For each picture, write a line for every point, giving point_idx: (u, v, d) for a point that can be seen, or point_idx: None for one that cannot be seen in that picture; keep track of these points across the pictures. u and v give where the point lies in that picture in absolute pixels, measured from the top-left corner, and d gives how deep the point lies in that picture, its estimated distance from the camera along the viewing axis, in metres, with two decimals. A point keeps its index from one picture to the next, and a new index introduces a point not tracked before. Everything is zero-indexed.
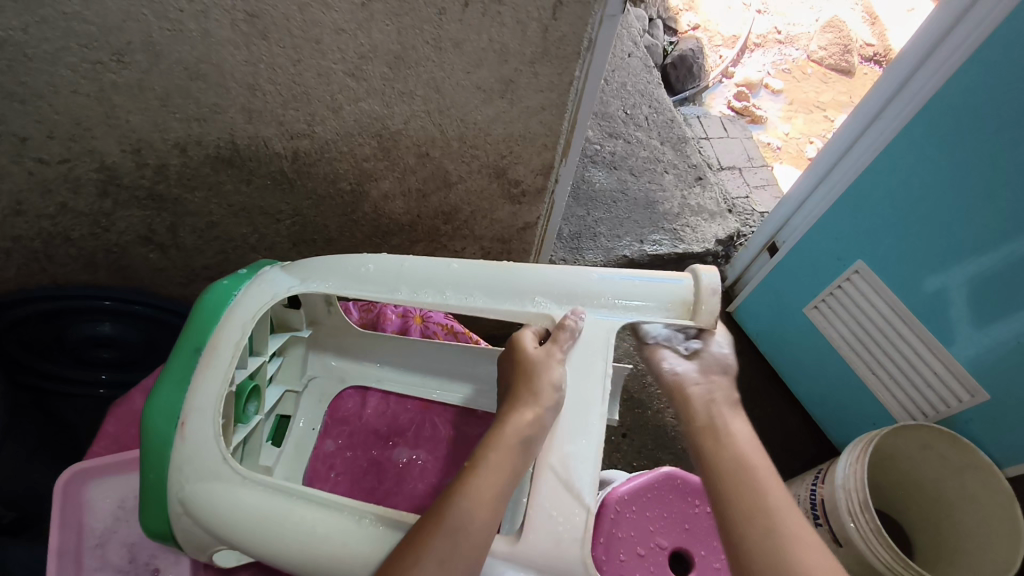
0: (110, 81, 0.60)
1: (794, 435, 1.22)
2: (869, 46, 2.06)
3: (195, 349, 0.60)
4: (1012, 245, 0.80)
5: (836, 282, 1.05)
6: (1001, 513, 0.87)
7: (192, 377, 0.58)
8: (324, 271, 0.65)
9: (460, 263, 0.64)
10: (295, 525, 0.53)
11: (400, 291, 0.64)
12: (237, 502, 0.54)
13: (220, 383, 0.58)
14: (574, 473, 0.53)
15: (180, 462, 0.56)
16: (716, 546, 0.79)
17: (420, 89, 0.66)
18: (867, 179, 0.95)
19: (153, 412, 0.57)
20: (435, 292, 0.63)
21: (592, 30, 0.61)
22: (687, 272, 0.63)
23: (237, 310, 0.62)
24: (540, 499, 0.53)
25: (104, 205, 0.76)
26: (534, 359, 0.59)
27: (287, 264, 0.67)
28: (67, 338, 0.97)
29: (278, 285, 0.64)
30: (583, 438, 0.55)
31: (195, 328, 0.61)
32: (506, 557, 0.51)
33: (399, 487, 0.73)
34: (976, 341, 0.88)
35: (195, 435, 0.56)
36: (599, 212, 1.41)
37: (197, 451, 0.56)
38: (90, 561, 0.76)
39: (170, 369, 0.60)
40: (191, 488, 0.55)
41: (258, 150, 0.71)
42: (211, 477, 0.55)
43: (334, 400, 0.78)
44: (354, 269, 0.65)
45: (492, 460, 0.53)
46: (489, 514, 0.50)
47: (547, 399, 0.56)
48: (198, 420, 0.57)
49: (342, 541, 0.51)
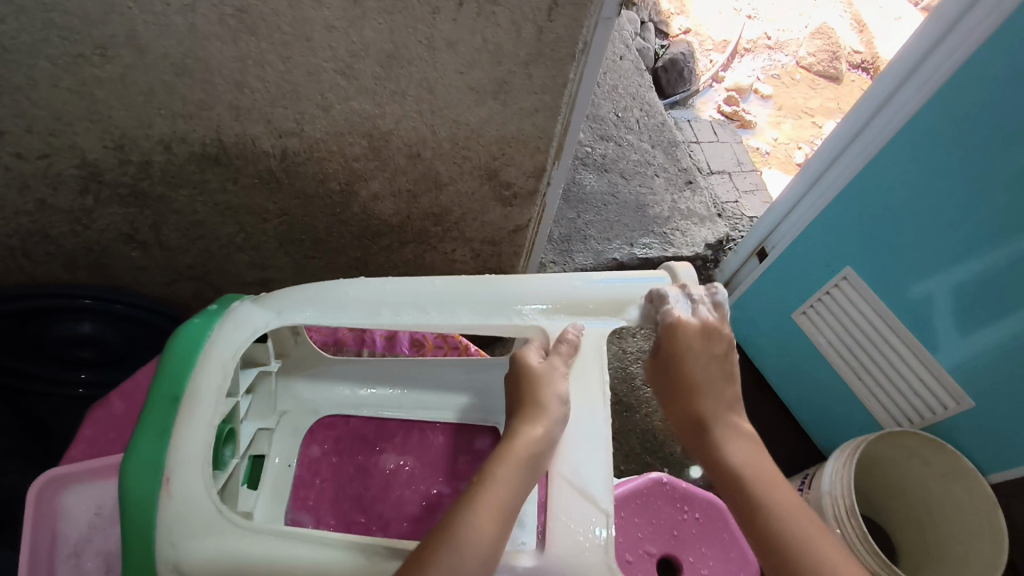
0: (92, 75, 0.58)
1: (779, 438, 1.23)
2: (857, 53, 2.07)
3: (172, 398, 0.56)
4: (996, 255, 0.81)
5: (825, 288, 1.06)
6: (983, 521, 0.88)
7: (173, 428, 0.54)
8: (301, 300, 0.62)
9: (443, 280, 0.63)
10: (297, 562, 0.51)
11: (383, 315, 0.62)
12: (240, 555, 0.51)
13: (206, 429, 0.55)
14: (583, 476, 0.58)
15: (169, 523, 0.51)
16: (705, 552, 0.79)
17: (412, 88, 0.65)
18: (855, 188, 0.96)
19: (133, 469, 0.52)
20: (418, 312, 0.62)
21: (588, 33, 0.61)
22: (664, 268, 0.67)
23: (215, 349, 0.59)
24: (556, 508, 0.56)
25: (85, 202, 0.73)
26: (539, 374, 0.58)
27: (257, 297, 0.63)
28: (46, 337, 0.94)
29: (251, 321, 0.61)
30: (588, 442, 0.59)
31: (169, 376, 0.57)
32: (528, 575, 0.53)
33: (386, 495, 0.71)
34: (961, 349, 0.89)
35: (183, 491, 0.52)
36: (589, 215, 1.41)
37: (188, 508, 0.52)
38: (64, 572, 0.74)
39: (144, 422, 0.55)
40: (186, 550, 0.51)
41: (245, 148, 0.70)
42: (206, 532, 0.52)
43: (306, 438, 0.74)
44: (332, 296, 0.63)
45: (500, 474, 0.51)
46: (497, 530, 0.48)
47: (555, 412, 0.57)
48: (187, 474, 0.53)
49: (353, 558, 0.52)
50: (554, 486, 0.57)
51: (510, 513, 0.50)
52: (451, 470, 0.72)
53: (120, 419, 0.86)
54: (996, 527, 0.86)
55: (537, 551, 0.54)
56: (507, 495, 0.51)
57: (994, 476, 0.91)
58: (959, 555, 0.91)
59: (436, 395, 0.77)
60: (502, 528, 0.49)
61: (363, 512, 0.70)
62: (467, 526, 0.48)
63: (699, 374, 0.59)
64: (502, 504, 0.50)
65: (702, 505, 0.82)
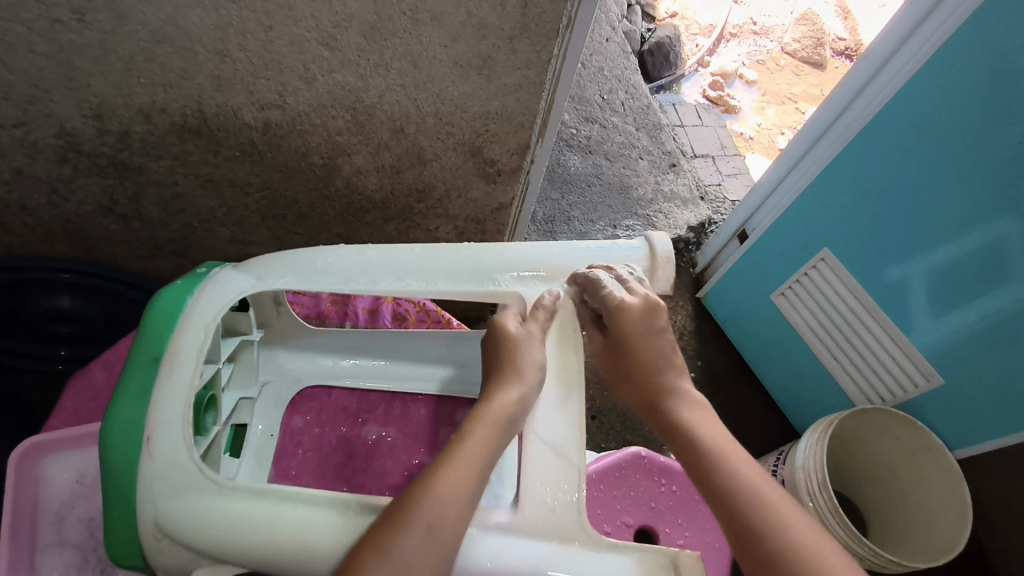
0: (69, 41, 0.57)
1: (755, 415, 1.26)
2: (841, 40, 2.09)
3: (152, 358, 0.56)
4: (968, 237, 0.83)
5: (803, 269, 1.08)
6: (950, 493, 0.92)
7: (154, 388, 0.55)
8: (281, 266, 0.63)
9: (423, 248, 0.64)
10: (271, 522, 0.51)
11: (360, 279, 0.63)
12: (220, 511, 0.52)
13: (185, 392, 0.55)
14: (557, 438, 0.59)
15: (152, 480, 0.52)
16: (680, 523, 0.82)
17: (395, 61, 0.65)
18: (835, 172, 0.97)
19: (114, 425, 0.53)
20: (396, 279, 0.63)
21: (572, 8, 0.61)
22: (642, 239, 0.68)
23: (195, 312, 0.59)
24: (532, 470, 0.57)
25: (63, 172, 0.72)
26: (517, 338, 0.61)
27: (239, 263, 0.64)
28: (24, 311, 0.94)
29: (232, 286, 0.61)
30: (563, 405, 0.61)
31: (150, 337, 0.57)
32: (501, 530, 0.54)
33: (368, 464, 0.73)
34: (934, 329, 0.91)
35: (164, 450, 0.53)
36: (574, 196, 1.42)
37: (169, 466, 0.53)
38: (46, 537, 0.75)
39: (127, 381, 0.55)
40: (166, 507, 0.52)
41: (226, 120, 0.69)
42: (189, 491, 0.52)
43: (290, 407, 0.76)
44: (312, 262, 0.63)
45: (478, 432, 0.54)
46: (467, 483, 0.50)
47: (531, 377, 0.59)
48: (168, 433, 0.54)
49: (322, 515, 0.52)
50: (530, 446, 0.58)
51: (485, 470, 0.52)
52: (433, 440, 0.74)
53: (102, 388, 0.86)
54: (961, 496, 0.90)
55: (512, 509, 0.55)
56: (483, 450, 0.53)
57: (960, 452, 0.95)
58: (928, 525, 0.95)
59: (417, 368, 0.78)
60: (476, 482, 0.51)
61: (345, 481, 0.72)
62: (442, 480, 0.49)
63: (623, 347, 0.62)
64: (479, 458, 0.52)
65: (678, 478, 0.84)
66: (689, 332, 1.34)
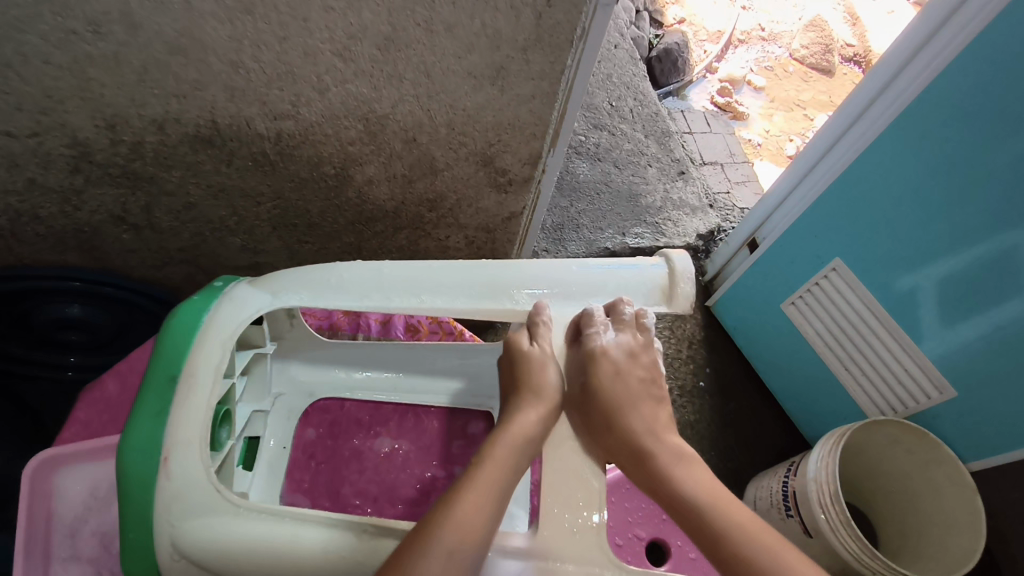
0: (84, 52, 0.57)
1: (767, 427, 1.25)
2: (849, 46, 2.07)
3: (168, 376, 0.56)
4: (980, 248, 0.82)
5: (814, 279, 1.07)
6: (965, 505, 0.91)
7: (170, 409, 0.54)
8: (295, 282, 0.62)
9: (439, 264, 0.64)
10: (289, 542, 0.51)
11: (374, 296, 0.62)
12: (235, 532, 0.52)
13: (202, 411, 0.55)
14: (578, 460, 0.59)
15: (168, 501, 0.52)
16: (693, 537, 0.81)
17: (409, 72, 0.64)
18: (847, 181, 0.96)
19: (129, 447, 0.53)
20: (411, 297, 0.62)
21: (586, 19, 0.61)
22: (660, 255, 0.66)
23: (213, 329, 0.59)
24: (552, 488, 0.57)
25: (75, 182, 0.72)
26: (532, 356, 0.63)
27: (254, 279, 0.63)
28: (34, 320, 0.93)
29: (250, 304, 0.61)
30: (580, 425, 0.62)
31: (166, 356, 0.57)
32: (520, 554, 0.53)
33: (380, 478, 0.72)
34: (945, 340, 0.90)
35: (182, 471, 0.53)
36: (583, 203, 1.41)
37: (186, 486, 0.53)
38: (59, 552, 0.75)
39: (142, 401, 0.55)
40: (183, 528, 0.52)
41: (239, 130, 0.69)
42: (204, 513, 0.52)
43: (302, 419, 0.75)
44: (325, 278, 0.63)
45: (497, 455, 0.55)
46: (488, 509, 0.50)
47: (549, 397, 0.61)
48: (184, 454, 0.53)
49: (341, 536, 0.52)
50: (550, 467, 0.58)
51: (503, 493, 0.52)
52: (447, 453, 0.74)
53: (114, 400, 0.86)
54: (975, 508, 0.89)
55: (530, 533, 0.54)
56: (504, 474, 0.53)
57: (975, 464, 0.94)
58: (943, 538, 0.93)
59: (428, 380, 0.78)
60: (494, 507, 0.50)
61: (358, 495, 0.71)
62: (461, 503, 0.49)
63: (625, 396, 0.62)
64: (499, 482, 0.52)
65: None
66: (699, 341, 1.33)
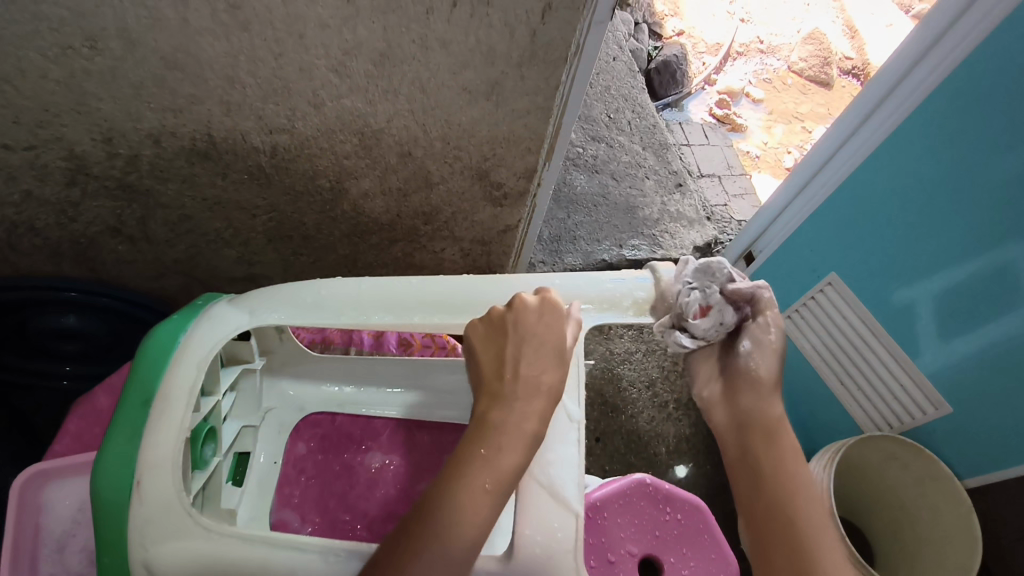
0: (81, 67, 0.58)
1: None
2: (848, 59, 2.08)
3: (145, 400, 0.56)
4: (976, 262, 0.82)
5: (812, 291, 1.08)
6: (962, 526, 0.88)
7: (145, 431, 0.55)
8: (273, 300, 0.63)
9: (420, 280, 0.64)
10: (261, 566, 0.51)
11: (352, 314, 0.63)
12: (205, 558, 0.51)
13: (176, 433, 0.55)
14: (559, 481, 0.57)
15: (142, 524, 0.52)
16: (684, 553, 0.81)
17: (404, 87, 0.65)
18: (848, 192, 0.97)
19: (105, 470, 0.53)
20: (387, 313, 0.63)
21: (580, 36, 0.61)
22: (647, 268, 0.67)
23: (192, 347, 0.59)
24: (531, 514, 0.56)
25: (71, 194, 0.73)
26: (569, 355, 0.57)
27: (234, 297, 0.64)
28: (30, 328, 0.93)
29: (229, 322, 0.62)
30: (565, 443, 0.59)
31: (144, 375, 0.57)
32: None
33: (370, 494, 0.72)
34: (939, 355, 0.89)
35: (154, 493, 0.53)
36: (580, 215, 1.42)
37: (159, 510, 0.52)
38: (46, 567, 0.75)
39: (119, 423, 0.55)
40: (156, 551, 0.51)
41: (235, 144, 0.70)
42: (175, 536, 0.52)
43: (293, 434, 0.76)
44: (306, 297, 0.63)
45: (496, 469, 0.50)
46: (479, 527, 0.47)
47: None
48: (156, 477, 0.53)
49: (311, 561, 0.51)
50: (529, 493, 0.57)
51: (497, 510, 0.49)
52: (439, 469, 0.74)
53: (105, 413, 0.86)
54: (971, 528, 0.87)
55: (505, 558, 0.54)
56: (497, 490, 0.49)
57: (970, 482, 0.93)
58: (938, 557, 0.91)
59: (421, 394, 0.78)
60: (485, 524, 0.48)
61: (348, 510, 0.71)
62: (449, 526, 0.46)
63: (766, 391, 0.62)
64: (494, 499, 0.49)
65: (684, 507, 0.83)
66: None
